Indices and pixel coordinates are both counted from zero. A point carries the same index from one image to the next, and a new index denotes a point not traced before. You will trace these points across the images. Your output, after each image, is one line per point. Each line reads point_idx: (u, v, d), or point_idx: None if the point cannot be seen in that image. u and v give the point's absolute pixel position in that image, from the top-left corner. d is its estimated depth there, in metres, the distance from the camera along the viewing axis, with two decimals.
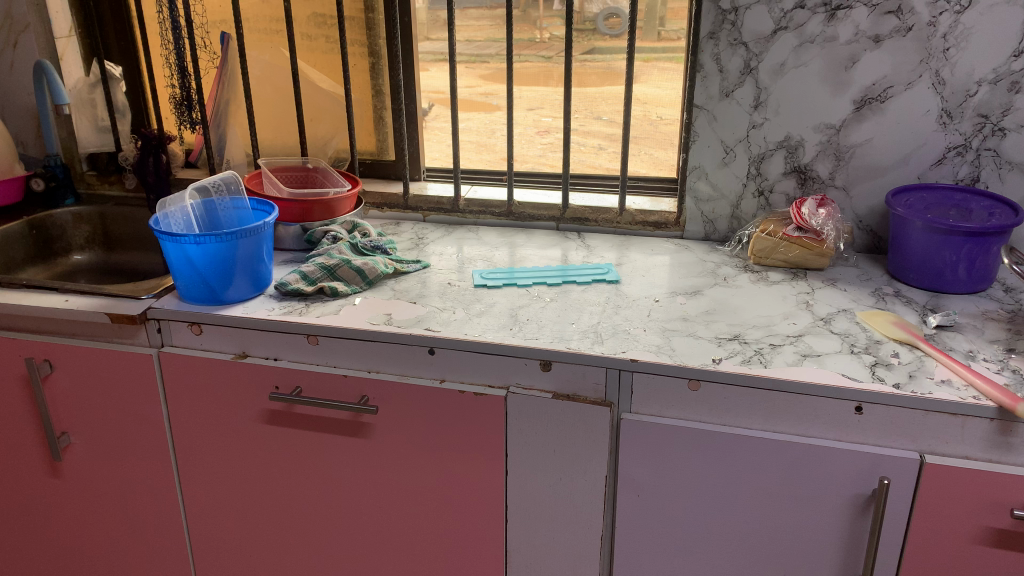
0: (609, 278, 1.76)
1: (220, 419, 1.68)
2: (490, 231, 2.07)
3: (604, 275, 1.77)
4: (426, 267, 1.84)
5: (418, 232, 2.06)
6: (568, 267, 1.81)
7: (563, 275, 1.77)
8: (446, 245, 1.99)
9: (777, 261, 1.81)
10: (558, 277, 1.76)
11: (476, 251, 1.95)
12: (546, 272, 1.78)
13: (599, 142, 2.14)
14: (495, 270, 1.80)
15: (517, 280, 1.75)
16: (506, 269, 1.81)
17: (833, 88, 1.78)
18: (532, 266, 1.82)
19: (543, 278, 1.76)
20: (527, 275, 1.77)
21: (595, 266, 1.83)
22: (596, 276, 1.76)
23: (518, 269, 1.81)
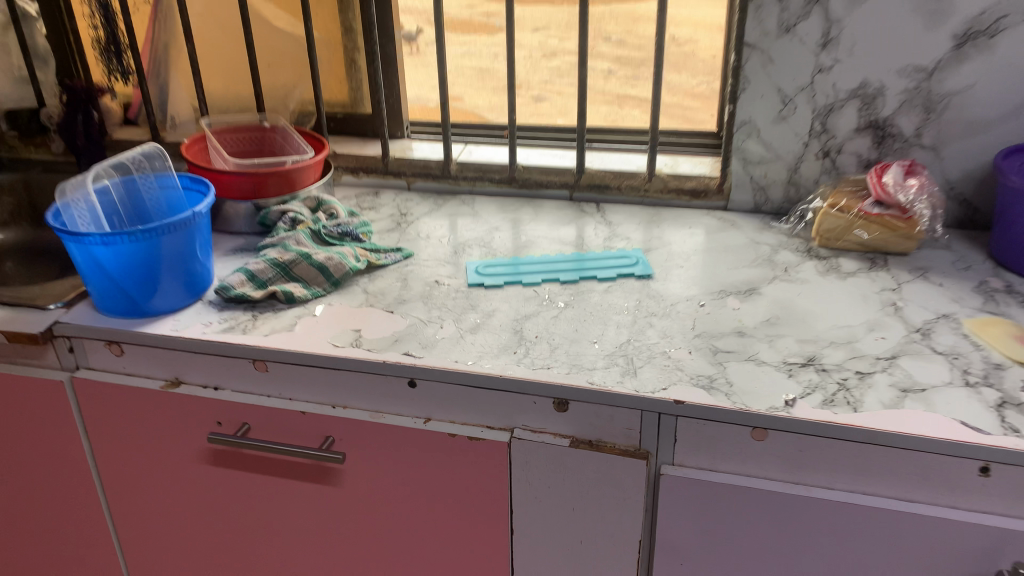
0: (638, 272, 1.39)
1: (154, 458, 1.35)
2: (489, 203, 1.71)
3: (633, 268, 1.40)
4: (408, 257, 1.47)
5: (401, 206, 1.71)
6: (586, 257, 1.44)
7: (579, 269, 1.40)
8: (434, 223, 1.62)
9: (851, 243, 1.43)
10: (573, 272, 1.39)
11: (470, 232, 1.58)
12: (558, 265, 1.41)
13: (608, 67, 1.66)
14: (496, 261, 1.44)
15: (523, 277, 1.38)
16: (510, 261, 1.44)
17: (927, 20, 1.37)
18: (541, 256, 1.45)
19: (554, 273, 1.39)
20: (535, 269, 1.40)
21: (621, 254, 1.46)
22: (622, 269, 1.40)
23: (525, 260, 1.44)
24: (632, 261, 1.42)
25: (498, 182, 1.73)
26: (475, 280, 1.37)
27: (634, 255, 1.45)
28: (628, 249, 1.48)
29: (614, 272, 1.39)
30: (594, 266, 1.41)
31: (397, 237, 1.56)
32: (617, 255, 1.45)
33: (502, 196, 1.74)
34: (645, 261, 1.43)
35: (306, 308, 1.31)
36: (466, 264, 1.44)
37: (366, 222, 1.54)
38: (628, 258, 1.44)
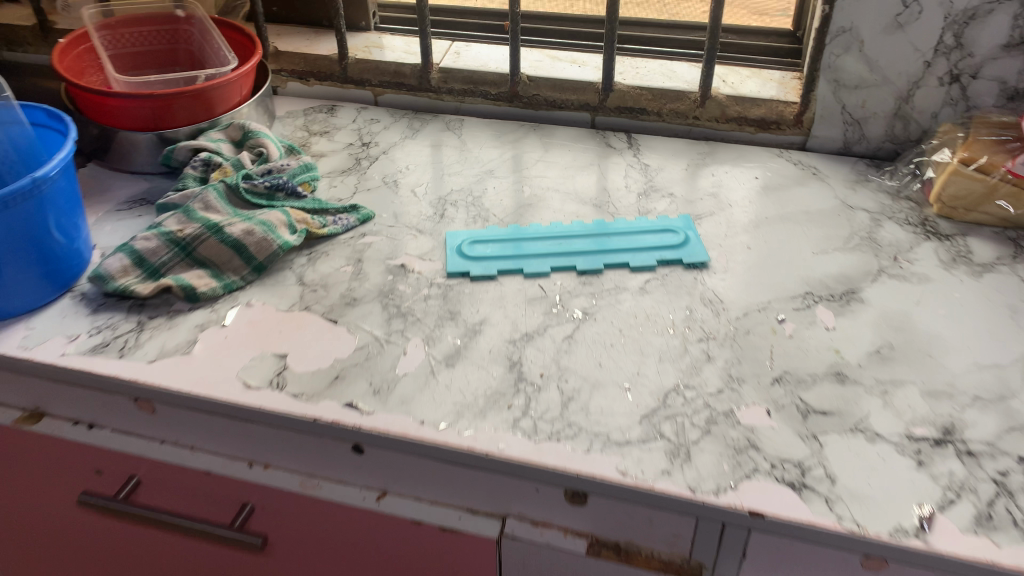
0: (686, 261, 0.98)
1: (30, 499, 1.02)
2: (482, 127, 1.27)
3: (680, 254, 0.99)
4: (367, 219, 1.07)
5: (363, 129, 1.27)
6: (614, 231, 1.03)
7: (603, 253, 1.00)
8: (406, 162, 1.19)
9: (987, 217, 1.03)
10: (594, 259, 0.99)
11: (455, 181, 1.15)
12: (573, 245, 1.01)
13: None
14: (487, 234, 1.03)
15: (524, 264, 0.99)
16: (507, 233, 1.04)
17: None
18: (550, 227, 1.05)
19: (568, 259, 0.99)
20: (542, 252, 1.00)
21: (665, 226, 1.04)
22: (664, 255, 0.99)
23: (528, 232, 1.04)
24: (681, 241, 1.01)
25: (495, 100, 1.28)
26: (456, 268, 0.98)
27: (683, 228, 1.04)
28: (676, 218, 1.06)
29: (652, 260, 0.99)
30: (624, 248, 1.00)
31: (355, 186, 1.14)
32: (658, 227, 1.04)
33: (500, 117, 1.30)
34: (698, 239, 1.02)
35: (213, 313, 0.92)
36: (445, 237, 1.04)
37: (311, 167, 1.12)
38: (673, 234, 1.03)
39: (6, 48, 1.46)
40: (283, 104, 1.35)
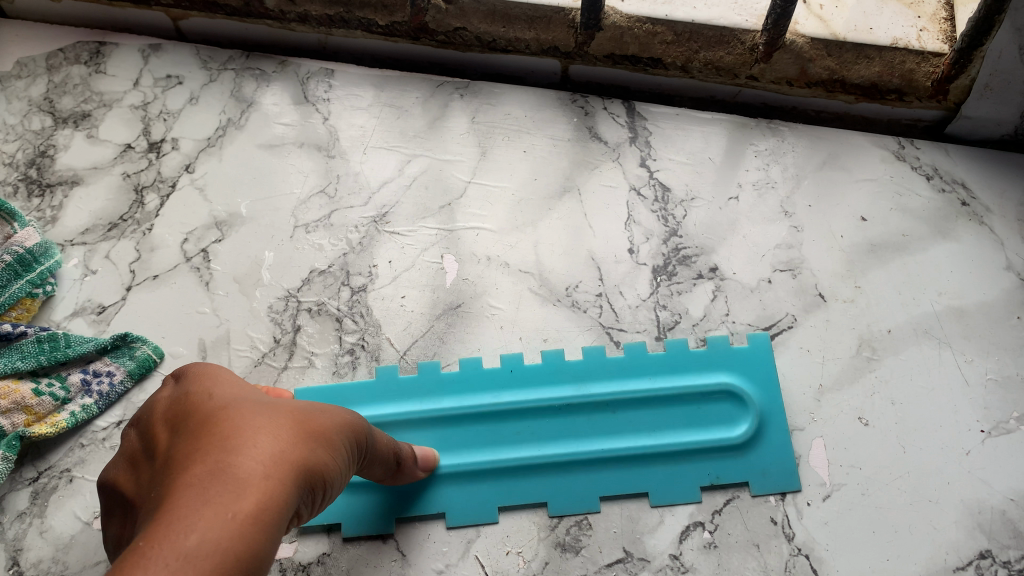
0: (754, 487, 0.52)
1: None
2: (366, 90, 0.71)
3: (745, 472, 0.52)
4: (155, 362, 0.58)
5: (152, 101, 0.71)
6: (624, 395, 0.54)
7: (599, 462, 0.53)
8: (228, 195, 0.65)
9: None
10: (582, 481, 0.52)
11: (318, 244, 0.63)
12: (543, 440, 0.53)
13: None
14: (381, 402, 0.54)
15: (448, 497, 0.52)
16: (419, 398, 0.54)
17: None
18: (500, 376, 0.55)
19: (533, 481, 0.52)
20: (483, 462, 0.53)
21: (721, 371, 0.55)
22: (716, 473, 0.52)
23: (458, 396, 0.54)
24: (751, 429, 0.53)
25: (387, 35, 0.71)
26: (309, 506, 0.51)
27: (755, 379, 0.55)
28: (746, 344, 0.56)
29: (691, 486, 0.52)
30: (641, 450, 0.53)
31: (130, 269, 0.62)
32: (708, 386, 0.54)
33: (401, 58, 0.73)
34: (782, 421, 0.54)
35: None
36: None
37: (38, 255, 0.59)
38: (736, 403, 0.54)
39: None
40: (4, 39, 0.75)
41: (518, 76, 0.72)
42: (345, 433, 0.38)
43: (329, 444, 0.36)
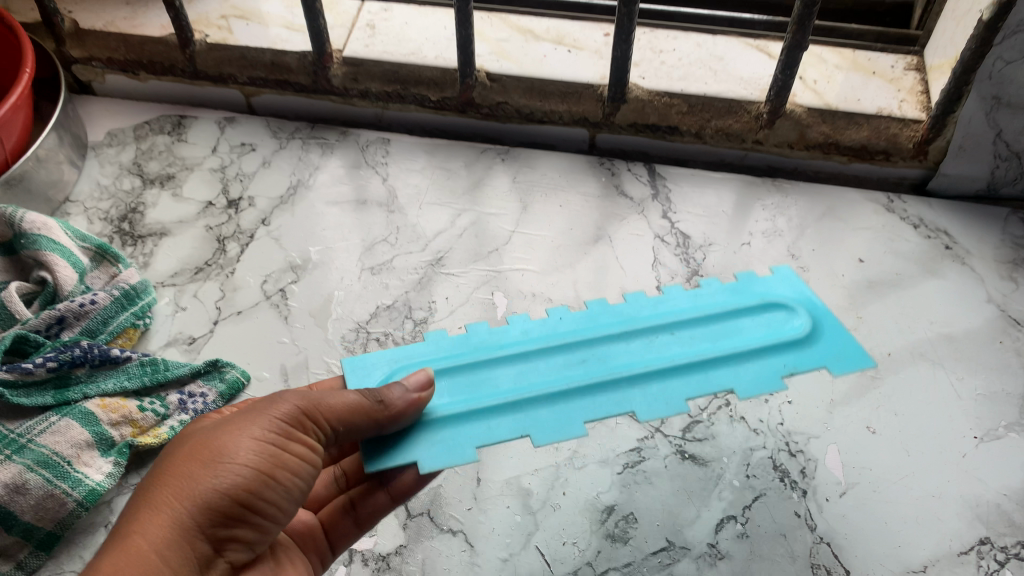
0: (833, 369, 0.52)
1: None
2: (420, 156, 0.81)
3: (817, 359, 0.53)
4: (243, 384, 0.64)
5: (230, 165, 0.80)
6: (675, 320, 0.56)
7: (670, 373, 0.53)
8: (301, 244, 0.74)
9: None
10: (656, 395, 0.52)
11: (382, 284, 0.71)
12: (605, 364, 0.53)
13: None
14: (428, 358, 0.54)
15: (529, 422, 0.51)
16: (473, 349, 0.54)
17: None
18: (551, 323, 0.56)
19: (607, 399, 0.52)
20: (557, 387, 0.52)
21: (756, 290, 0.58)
22: (791, 363, 0.53)
23: (508, 337, 0.55)
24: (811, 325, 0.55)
25: (437, 109, 0.81)
26: (376, 450, 0.49)
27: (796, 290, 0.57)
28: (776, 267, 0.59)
29: (773, 381, 0.52)
30: (703, 356, 0.54)
31: (216, 306, 0.70)
32: (751, 302, 0.57)
33: (449, 130, 0.83)
34: (829, 315, 0.55)
35: None
36: (347, 369, 0.53)
37: (140, 291, 0.67)
38: (787, 311, 0.56)
39: None
40: (98, 114, 0.85)
41: (551, 144, 0.82)
42: (257, 447, 0.43)
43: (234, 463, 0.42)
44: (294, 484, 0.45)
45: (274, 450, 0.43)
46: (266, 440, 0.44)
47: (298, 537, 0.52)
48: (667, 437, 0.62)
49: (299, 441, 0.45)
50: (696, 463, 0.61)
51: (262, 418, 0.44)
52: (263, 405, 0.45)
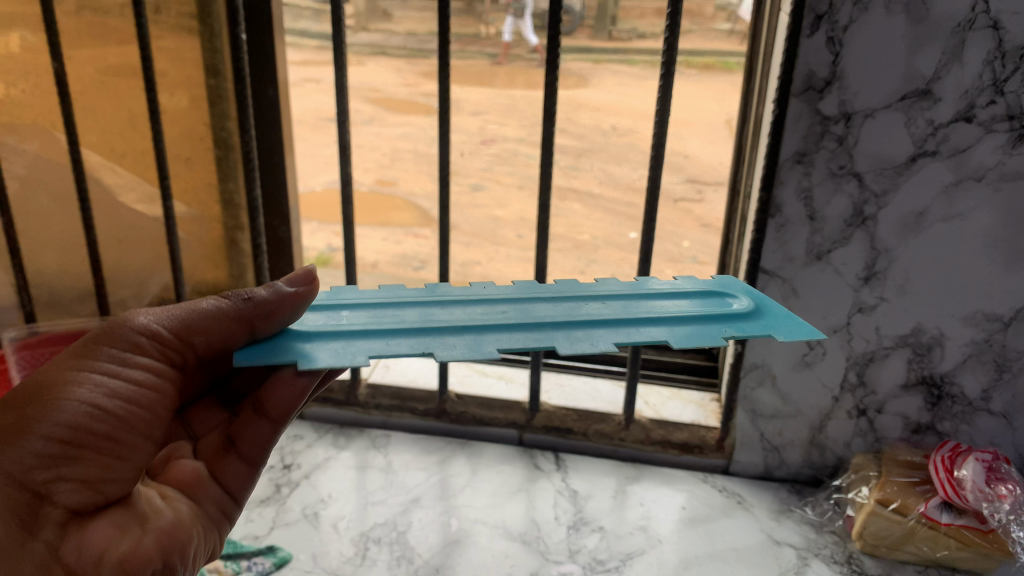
0: (781, 336, 0.72)
1: None
2: (409, 445, 1.26)
3: (764, 329, 0.73)
4: (285, 560, 1.02)
5: (285, 446, 1.25)
6: (610, 298, 0.78)
7: (588, 330, 0.71)
8: (329, 489, 1.16)
9: (909, 555, 1.04)
10: (573, 339, 0.70)
11: (380, 509, 1.12)
12: (526, 313, 0.74)
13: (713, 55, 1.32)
14: (340, 304, 0.75)
15: (431, 342, 0.67)
16: (407, 299, 0.76)
17: (1004, 259, 1.03)
18: (482, 291, 0.78)
19: (520, 337, 0.69)
20: (464, 325, 0.70)
21: (695, 295, 0.81)
22: (735, 329, 0.73)
23: (446, 301, 0.75)
24: (743, 308, 0.77)
25: (422, 416, 1.28)
26: (245, 351, 0.66)
27: (722, 296, 0.81)
28: (701, 279, 0.85)
29: (690, 341, 0.71)
30: (626, 319, 0.73)
31: (272, 519, 1.10)
32: (700, 293, 0.81)
33: (429, 432, 1.28)
34: (774, 308, 0.78)
35: None
36: None
37: None
38: (733, 299, 0.80)
39: None
40: None
41: (491, 439, 1.27)
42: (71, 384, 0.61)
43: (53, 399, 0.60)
44: (123, 417, 0.63)
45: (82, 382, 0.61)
46: (88, 379, 0.62)
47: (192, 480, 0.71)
48: None
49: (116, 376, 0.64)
50: None
51: (83, 363, 0.63)
52: (90, 350, 0.63)
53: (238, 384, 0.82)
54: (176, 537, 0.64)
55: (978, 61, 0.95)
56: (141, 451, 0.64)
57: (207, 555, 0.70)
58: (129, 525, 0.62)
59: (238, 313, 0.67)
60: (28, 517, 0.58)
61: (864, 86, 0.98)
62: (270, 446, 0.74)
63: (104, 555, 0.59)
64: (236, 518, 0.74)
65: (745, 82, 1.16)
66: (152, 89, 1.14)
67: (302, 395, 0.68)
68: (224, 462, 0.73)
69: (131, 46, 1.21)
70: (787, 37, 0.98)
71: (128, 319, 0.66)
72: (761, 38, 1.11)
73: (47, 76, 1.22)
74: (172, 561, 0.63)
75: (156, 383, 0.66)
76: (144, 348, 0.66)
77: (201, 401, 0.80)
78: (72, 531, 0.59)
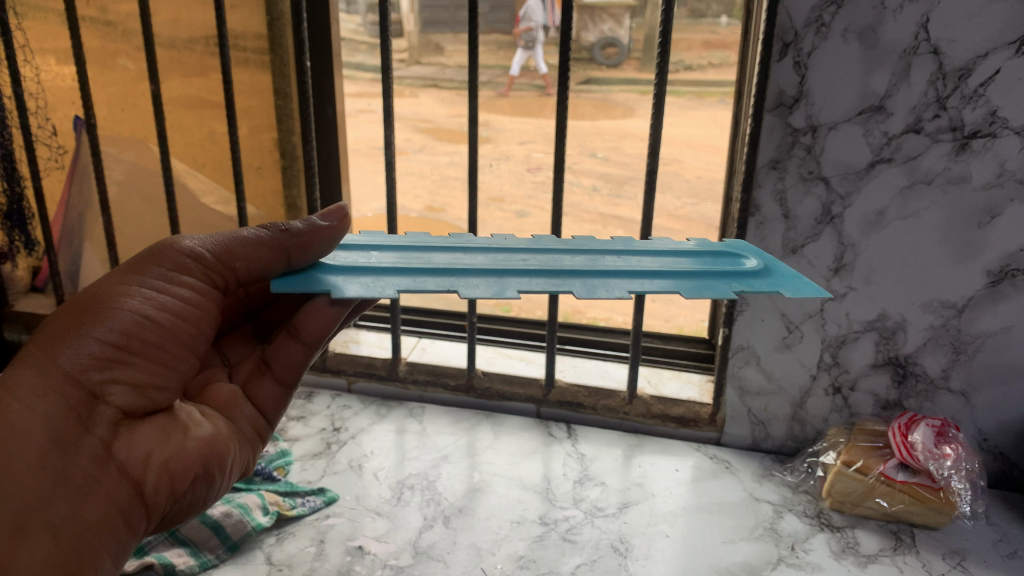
0: (784, 291, 0.75)
1: None
2: (441, 415, 1.45)
3: (770, 285, 0.76)
4: (334, 498, 1.22)
5: (336, 414, 1.46)
6: (632, 256, 0.84)
7: (603, 281, 0.76)
8: (372, 447, 1.36)
9: (871, 511, 1.20)
10: (587, 286, 0.75)
11: (414, 464, 1.31)
12: (544, 265, 0.81)
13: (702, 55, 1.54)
14: (384, 252, 0.85)
15: (452, 282, 0.75)
16: (443, 252, 0.84)
17: (956, 252, 1.17)
18: (514, 249, 0.86)
19: (537, 283, 0.75)
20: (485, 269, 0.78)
21: (713, 254, 0.85)
22: (741, 285, 0.76)
23: (477, 254, 0.84)
24: (755, 266, 0.80)
25: (453, 390, 1.47)
26: (284, 279, 0.74)
27: (737, 254, 0.83)
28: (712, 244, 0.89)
29: (700, 291, 0.74)
30: (638, 271, 0.78)
31: (323, 468, 1.30)
32: (720, 253, 0.85)
33: (459, 404, 1.48)
34: (784, 269, 0.80)
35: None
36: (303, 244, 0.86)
37: (283, 453, 1.30)
38: (750, 258, 0.83)
39: (24, 330, 1.61)
40: None
41: (513, 411, 1.46)
42: (124, 297, 0.69)
43: (108, 306, 0.68)
44: (169, 329, 0.72)
45: (134, 296, 0.70)
46: (141, 293, 0.70)
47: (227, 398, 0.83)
48: (557, 531, 1.16)
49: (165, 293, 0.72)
50: (569, 542, 1.14)
51: (136, 278, 0.71)
52: (141, 266, 0.71)
53: (270, 315, 0.94)
54: (214, 445, 0.75)
55: (923, 81, 1.11)
56: (182, 364, 0.74)
57: (239, 466, 0.82)
58: (170, 432, 0.72)
59: (277, 242, 0.75)
60: (84, 412, 0.65)
61: (827, 102, 1.15)
62: (303, 366, 0.85)
63: (148, 455, 0.69)
64: (266, 433, 0.86)
65: (735, 102, 1.34)
66: (231, 107, 1.37)
67: (335, 322, 0.79)
68: (259, 384, 0.85)
69: (215, 74, 1.46)
70: (760, 61, 1.16)
71: (177, 242, 0.74)
72: (746, 64, 1.29)
73: (142, 98, 1.49)
74: (210, 466, 0.75)
75: (199, 301, 0.75)
76: (191, 269, 0.74)
77: (237, 329, 0.92)
78: (122, 430, 0.68)
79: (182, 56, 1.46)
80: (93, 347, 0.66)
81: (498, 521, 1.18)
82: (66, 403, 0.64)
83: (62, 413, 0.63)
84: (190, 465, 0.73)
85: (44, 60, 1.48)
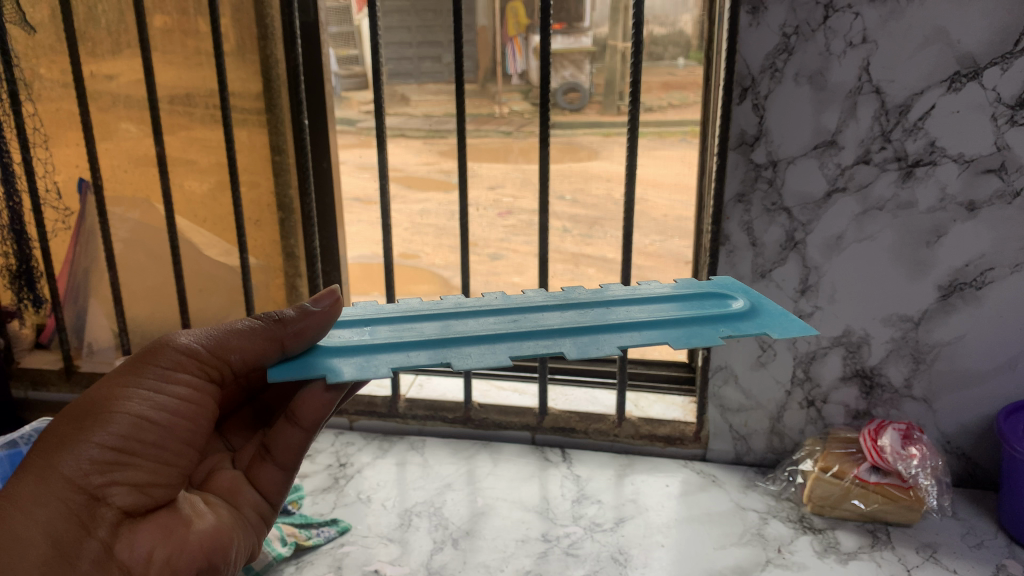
0: (774, 333, 0.80)
1: None
2: (441, 446, 1.53)
3: (757, 328, 0.81)
4: (346, 528, 1.29)
5: (341, 451, 1.53)
6: (616, 307, 0.88)
7: (594, 337, 0.79)
8: (377, 480, 1.43)
9: (849, 512, 1.30)
10: (580, 345, 0.77)
11: (419, 493, 1.38)
12: (537, 323, 0.83)
13: None
14: (372, 323, 0.85)
15: (450, 352, 0.75)
16: (432, 317, 0.85)
17: (908, 269, 1.29)
18: (501, 305, 0.88)
19: (533, 345, 0.77)
20: (481, 334, 0.79)
21: (696, 301, 0.90)
22: (730, 329, 0.81)
23: (467, 316, 0.85)
24: (740, 308, 0.86)
25: (452, 422, 1.55)
26: (280, 371, 0.72)
27: (721, 298, 0.90)
28: (705, 281, 0.96)
29: (688, 340, 0.78)
30: (630, 325, 0.82)
31: (333, 501, 1.37)
32: (701, 301, 0.89)
33: (457, 436, 1.56)
34: (767, 312, 0.86)
35: None
36: None
37: (296, 489, 1.38)
38: (730, 303, 0.88)
39: (31, 386, 1.66)
40: None
41: (508, 438, 1.54)
42: (121, 400, 0.69)
43: (105, 411, 0.67)
44: (166, 428, 0.71)
45: (132, 398, 0.69)
46: (138, 393, 0.70)
47: (227, 490, 0.80)
48: (560, 547, 1.24)
49: (163, 392, 0.72)
50: (573, 555, 1.22)
51: (133, 380, 0.70)
52: (138, 367, 0.71)
53: (269, 397, 0.90)
54: (217, 538, 0.73)
55: (868, 117, 1.24)
56: (183, 459, 0.73)
57: (245, 554, 0.79)
58: (172, 528, 0.70)
59: (270, 332, 0.75)
60: (85, 516, 0.65)
61: (784, 139, 1.27)
62: (302, 450, 0.81)
63: (149, 553, 0.68)
64: (270, 518, 0.83)
65: (700, 142, 1.46)
66: (234, 164, 1.46)
67: (330, 404, 0.76)
68: (262, 472, 0.82)
69: (215, 135, 1.56)
70: (721, 105, 1.27)
71: (172, 339, 0.74)
72: (709, 107, 1.41)
73: (148, 160, 1.58)
74: (213, 559, 0.73)
75: (195, 398, 0.74)
76: (187, 366, 0.74)
77: (236, 415, 0.89)
78: (124, 530, 0.67)
79: (182, 120, 1.56)
80: (91, 452, 0.66)
81: (505, 541, 1.25)
82: (66, 509, 0.63)
83: (62, 519, 0.63)
84: (194, 560, 0.71)
85: (50, 128, 1.57)
